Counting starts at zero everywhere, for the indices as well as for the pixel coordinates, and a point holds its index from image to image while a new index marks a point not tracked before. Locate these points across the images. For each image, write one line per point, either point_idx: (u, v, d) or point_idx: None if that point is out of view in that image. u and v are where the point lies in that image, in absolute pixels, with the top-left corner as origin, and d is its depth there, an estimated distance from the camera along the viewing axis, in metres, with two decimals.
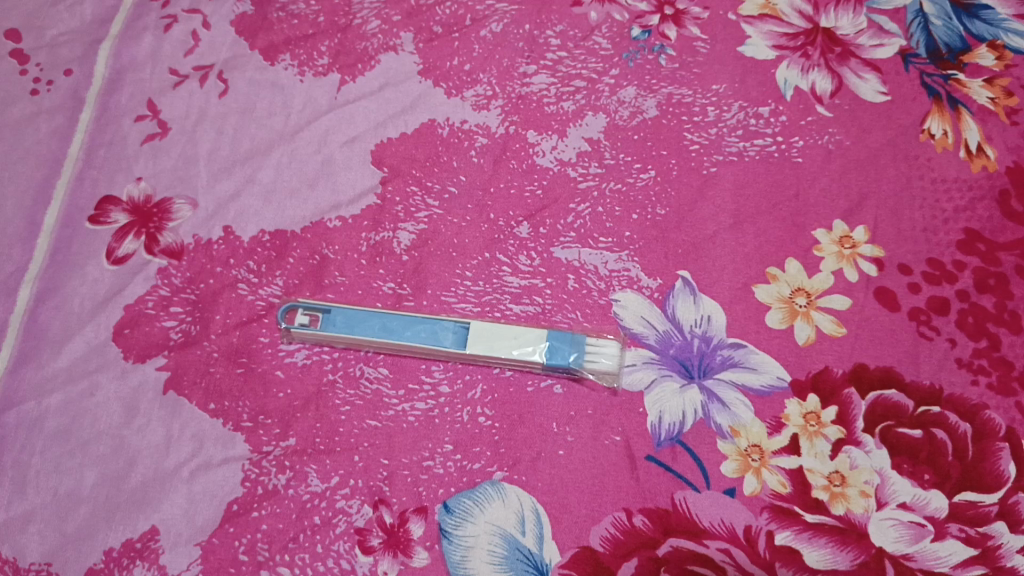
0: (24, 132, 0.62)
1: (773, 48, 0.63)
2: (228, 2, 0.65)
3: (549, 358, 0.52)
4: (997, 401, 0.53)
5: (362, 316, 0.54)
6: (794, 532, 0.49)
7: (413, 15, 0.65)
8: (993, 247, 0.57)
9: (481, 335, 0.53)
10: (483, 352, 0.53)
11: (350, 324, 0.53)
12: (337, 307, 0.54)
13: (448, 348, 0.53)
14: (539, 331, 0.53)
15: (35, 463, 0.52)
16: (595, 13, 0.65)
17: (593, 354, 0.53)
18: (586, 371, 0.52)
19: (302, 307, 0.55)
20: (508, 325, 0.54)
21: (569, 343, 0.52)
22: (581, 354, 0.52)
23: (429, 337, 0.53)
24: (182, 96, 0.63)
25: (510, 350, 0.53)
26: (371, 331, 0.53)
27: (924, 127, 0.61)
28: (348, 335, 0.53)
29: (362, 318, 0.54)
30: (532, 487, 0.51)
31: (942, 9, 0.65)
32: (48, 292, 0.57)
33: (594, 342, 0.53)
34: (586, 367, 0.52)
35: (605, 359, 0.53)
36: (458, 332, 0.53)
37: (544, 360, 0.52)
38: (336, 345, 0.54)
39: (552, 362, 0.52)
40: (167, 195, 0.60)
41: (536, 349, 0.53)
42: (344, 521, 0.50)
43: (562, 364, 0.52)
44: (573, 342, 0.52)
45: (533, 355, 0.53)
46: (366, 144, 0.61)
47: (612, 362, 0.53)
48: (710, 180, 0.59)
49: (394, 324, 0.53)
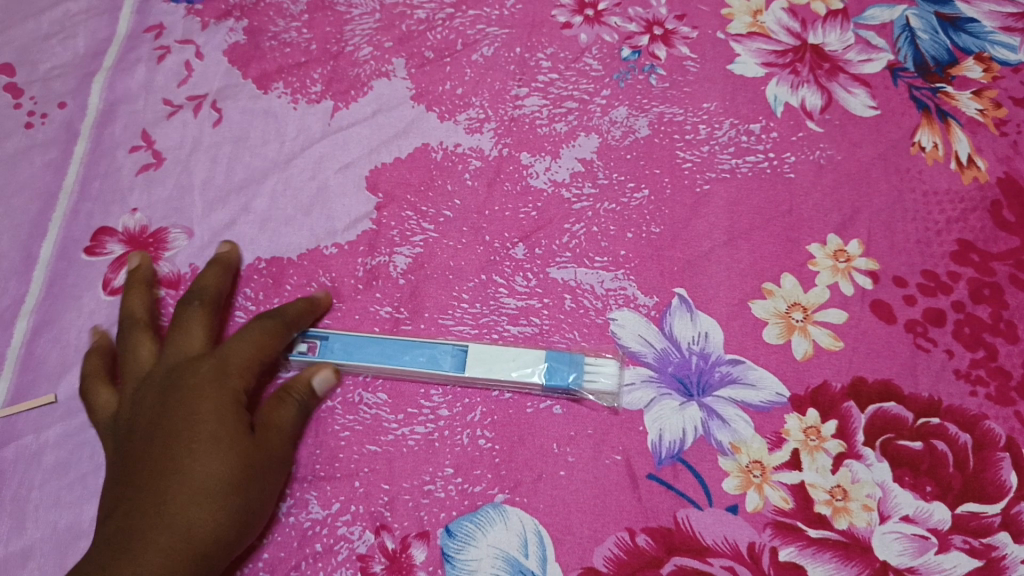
0: (18, 165, 0.62)
1: (762, 66, 0.64)
2: (221, 32, 0.66)
3: (548, 380, 0.53)
4: (996, 411, 0.53)
5: (362, 343, 0.54)
6: (797, 548, 0.49)
7: (404, 41, 0.65)
8: (987, 258, 0.57)
9: (480, 357, 0.53)
10: (482, 374, 0.53)
11: (348, 350, 0.54)
12: (334, 334, 0.55)
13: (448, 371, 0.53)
14: (538, 354, 0.54)
15: (34, 497, 0.52)
16: (585, 35, 0.65)
17: (593, 374, 0.53)
18: (587, 391, 0.53)
19: (300, 335, 0.55)
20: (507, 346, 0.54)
21: (567, 363, 0.53)
22: (579, 374, 0.53)
23: (428, 361, 0.53)
24: (176, 126, 0.63)
25: (510, 372, 0.53)
26: (371, 357, 0.54)
27: (914, 140, 0.61)
28: (348, 362, 0.54)
29: (360, 344, 0.54)
30: (534, 509, 0.51)
31: (928, 24, 0.65)
32: (45, 324, 0.57)
33: (594, 361, 0.53)
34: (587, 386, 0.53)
35: (605, 378, 0.53)
36: (457, 354, 0.54)
37: (544, 381, 0.53)
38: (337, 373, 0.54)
39: (551, 384, 0.53)
40: (162, 225, 0.60)
41: (536, 371, 0.53)
42: (346, 547, 0.50)
43: (562, 385, 0.53)
44: (572, 362, 0.53)
45: (534, 378, 0.53)
46: (360, 170, 0.61)
47: (613, 380, 0.53)
48: (703, 198, 0.59)
49: (393, 350, 0.54)
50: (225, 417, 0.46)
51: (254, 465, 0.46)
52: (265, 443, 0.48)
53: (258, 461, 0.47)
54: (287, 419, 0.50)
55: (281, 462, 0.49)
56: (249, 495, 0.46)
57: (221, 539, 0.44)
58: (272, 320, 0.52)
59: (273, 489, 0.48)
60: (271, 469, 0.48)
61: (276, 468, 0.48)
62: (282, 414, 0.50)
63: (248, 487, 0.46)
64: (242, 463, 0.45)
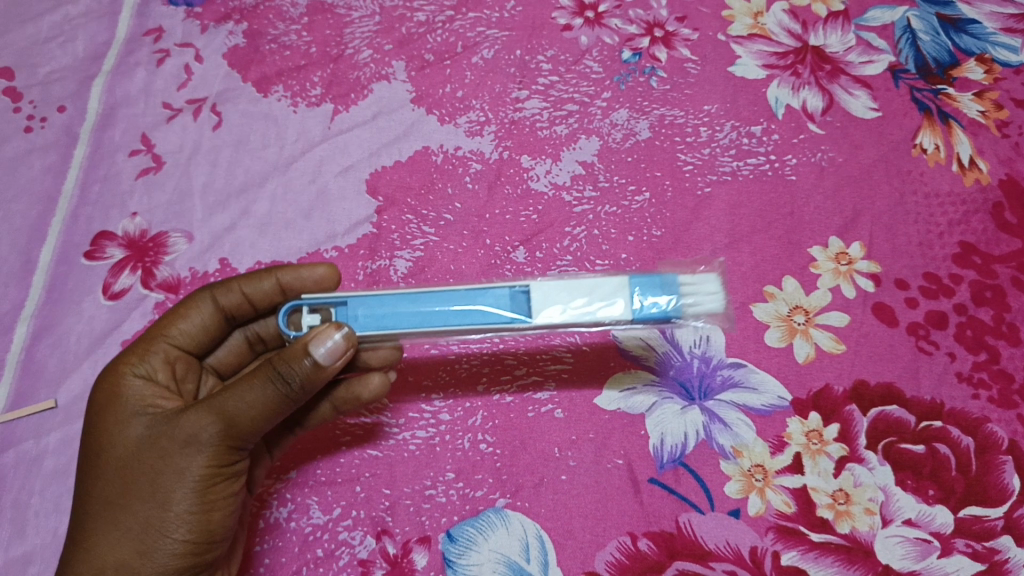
0: (18, 170, 0.62)
1: (763, 68, 0.64)
2: (220, 35, 0.66)
3: (640, 308, 0.39)
4: (998, 414, 0.53)
5: (389, 303, 0.40)
6: (799, 552, 0.49)
7: (404, 44, 0.65)
8: (989, 260, 0.57)
9: (547, 297, 0.39)
10: (557, 319, 0.39)
11: (375, 316, 0.40)
12: (352, 297, 0.41)
13: (512, 323, 0.39)
14: (617, 280, 0.40)
15: (34, 503, 0.52)
16: (586, 37, 0.65)
17: (692, 296, 0.40)
18: (687, 319, 0.40)
19: (307, 305, 0.42)
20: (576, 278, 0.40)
21: (658, 286, 0.40)
22: (677, 297, 0.40)
23: (482, 317, 0.39)
24: (176, 130, 0.63)
25: (590, 310, 0.39)
26: (406, 322, 0.40)
27: (916, 142, 0.61)
28: (378, 332, 0.40)
29: (387, 306, 0.40)
30: (535, 513, 0.51)
31: (929, 25, 0.65)
32: (44, 329, 0.57)
33: (691, 281, 0.41)
34: (688, 312, 0.40)
35: (708, 300, 0.40)
36: (516, 297, 0.40)
37: (635, 311, 0.39)
38: (364, 338, 0.42)
39: (645, 313, 0.40)
40: (162, 229, 0.60)
41: (621, 299, 0.39)
42: (348, 552, 0.50)
43: (657, 314, 0.39)
44: (663, 284, 0.40)
45: (619, 309, 0.39)
46: (360, 173, 0.61)
47: (719, 303, 0.40)
48: (704, 200, 0.59)
49: (429, 308, 0.39)
50: (116, 417, 0.45)
51: (142, 466, 0.43)
52: (172, 432, 0.43)
53: (149, 458, 0.43)
54: (232, 401, 0.42)
55: (203, 447, 0.43)
56: (139, 501, 0.43)
57: (111, 553, 0.42)
58: (204, 298, 0.50)
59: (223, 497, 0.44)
60: (180, 462, 0.43)
61: (192, 455, 0.43)
62: (224, 393, 0.42)
63: (130, 493, 0.43)
64: (116, 467, 0.43)
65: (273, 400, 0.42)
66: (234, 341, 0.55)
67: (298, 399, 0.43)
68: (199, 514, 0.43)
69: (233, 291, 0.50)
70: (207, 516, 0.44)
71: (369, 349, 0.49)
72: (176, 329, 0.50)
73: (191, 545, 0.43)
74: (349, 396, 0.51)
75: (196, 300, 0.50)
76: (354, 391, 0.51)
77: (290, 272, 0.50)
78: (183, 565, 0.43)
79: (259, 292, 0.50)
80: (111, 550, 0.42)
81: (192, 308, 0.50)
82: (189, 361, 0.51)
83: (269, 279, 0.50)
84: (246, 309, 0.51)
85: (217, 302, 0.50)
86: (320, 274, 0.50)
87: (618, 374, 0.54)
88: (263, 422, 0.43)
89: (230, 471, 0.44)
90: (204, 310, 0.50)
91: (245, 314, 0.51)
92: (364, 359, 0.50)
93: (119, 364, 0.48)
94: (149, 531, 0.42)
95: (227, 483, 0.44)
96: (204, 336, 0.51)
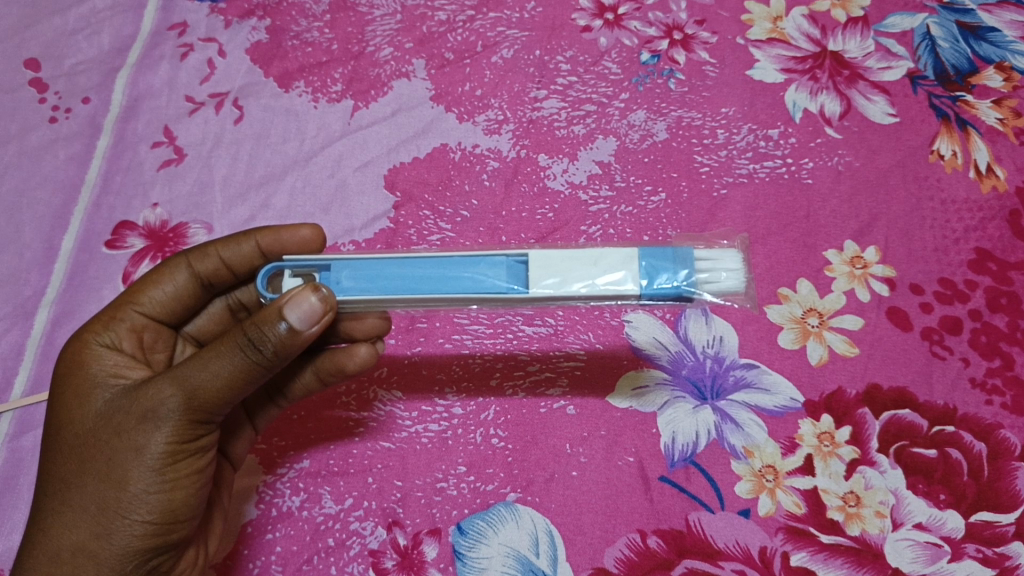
0: (42, 158, 0.63)
1: (782, 72, 0.64)
2: (244, 29, 0.67)
3: (649, 284, 0.38)
4: (1011, 420, 0.52)
5: (375, 268, 0.39)
6: (809, 553, 0.49)
7: (425, 42, 0.66)
8: (1005, 267, 0.57)
9: (543, 267, 0.38)
10: (553, 291, 0.38)
11: (359, 281, 0.39)
12: (336, 262, 0.40)
13: (504, 291, 0.38)
14: (624, 251, 0.38)
15: None
16: (605, 39, 0.66)
17: (710, 272, 0.39)
18: (706, 296, 0.39)
19: (289, 268, 0.42)
20: (579, 248, 0.39)
21: (670, 260, 0.39)
22: (692, 272, 0.38)
23: (472, 284, 0.38)
24: (198, 122, 0.64)
25: (590, 281, 0.38)
26: (391, 286, 0.38)
27: (933, 148, 0.61)
28: (359, 296, 0.39)
29: (371, 269, 0.39)
30: (546, 508, 0.51)
31: (949, 32, 0.65)
32: (65, 315, 0.58)
33: (709, 256, 0.39)
34: (704, 289, 0.39)
35: (729, 278, 0.39)
36: (513, 267, 0.39)
37: (643, 287, 0.38)
38: (347, 306, 0.40)
39: (656, 290, 0.38)
40: (182, 220, 0.60)
41: (629, 274, 0.38)
42: (358, 543, 0.50)
43: (668, 290, 0.38)
44: (676, 259, 0.39)
45: (625, 283, 0.38)
46: (378, 169, 0.62)
47: (739, 282, 0.39)
48: (720, 202, 0.59)
49: (417, 274, 0.38)
50: (77, 391, 0.45)
51: (99, 443, 0.42)
52: (130, 407, 0.42)
53: (105, 435, 0.42)
54: (194, 372, 0.41)
55: (163, 423, 0.42)
56: (95, 481, 0.42)
57: (67, 536, 0.42)
58: (178, 268, 0.50)
59: (184, 474, 0.43)
60: (138, 438, 0.42)
61: (151, 431, 0.42)
62: (188, 365, 0.42)
63: (87, 471, 0.42)
64: (72, 445, 0.43)
65: (240, 370, 0.41)
66: (215, 310, 0.55)
67: (271, 367, 0.41)
68: (159, 494, 0.43)
69: (210, 257, 0.50)
70: (169, 495, 0.43)
71: (352, 318, 0.49)
72: (144, 299, 0.50)
73: (154, 526, 0.43)
74: (335, 367, 0.50)
75: (172, 269, 0.50)
76: (340, 363, 0.50)
77: (269, 234, 0.50)
78: (144, 546, 0.43)
79: (237, 256, 0.50)
80: (69, 533, 0.42)
81: (166, 276, 0.50)
82: (160, 334, 0.51)
83: (248, 243, 0.50)
84: (224, 275, 0.51)
85: (193, 269, 0.50)
86: (304, 235, 0.50)
87: (630, 372, 0.54)
88: (227, 394, 0.42)
89: (194, 447, 0.43)
90: (179, 278, 0.50)
91: (225, 281, 0.52)
92: (348, 330, 0.50)
93: (85, 334, 0.47)
94: (107, 512, 0.42)
95: (192, 461, 0.44)
96: (178, 305, 0.51)
